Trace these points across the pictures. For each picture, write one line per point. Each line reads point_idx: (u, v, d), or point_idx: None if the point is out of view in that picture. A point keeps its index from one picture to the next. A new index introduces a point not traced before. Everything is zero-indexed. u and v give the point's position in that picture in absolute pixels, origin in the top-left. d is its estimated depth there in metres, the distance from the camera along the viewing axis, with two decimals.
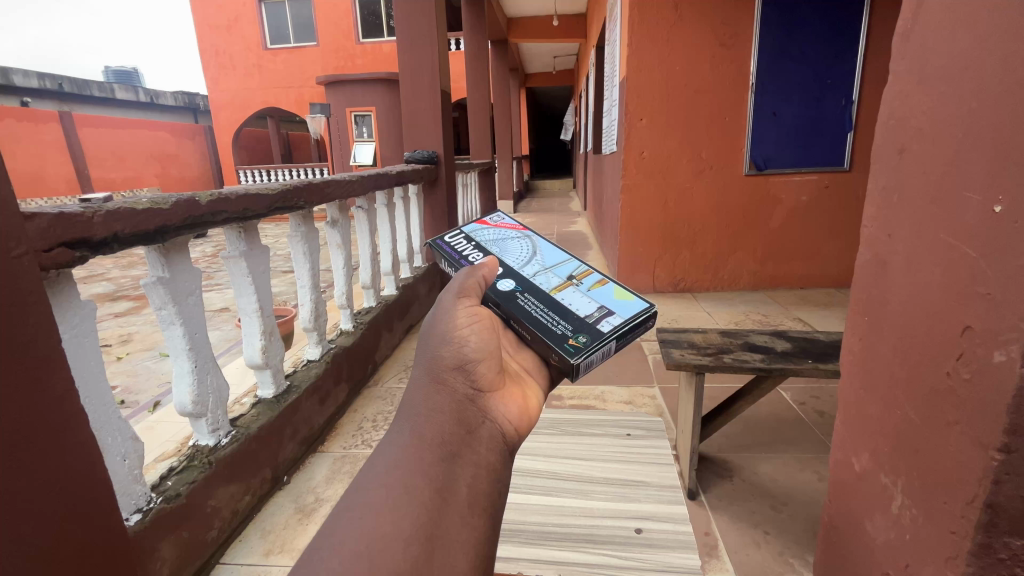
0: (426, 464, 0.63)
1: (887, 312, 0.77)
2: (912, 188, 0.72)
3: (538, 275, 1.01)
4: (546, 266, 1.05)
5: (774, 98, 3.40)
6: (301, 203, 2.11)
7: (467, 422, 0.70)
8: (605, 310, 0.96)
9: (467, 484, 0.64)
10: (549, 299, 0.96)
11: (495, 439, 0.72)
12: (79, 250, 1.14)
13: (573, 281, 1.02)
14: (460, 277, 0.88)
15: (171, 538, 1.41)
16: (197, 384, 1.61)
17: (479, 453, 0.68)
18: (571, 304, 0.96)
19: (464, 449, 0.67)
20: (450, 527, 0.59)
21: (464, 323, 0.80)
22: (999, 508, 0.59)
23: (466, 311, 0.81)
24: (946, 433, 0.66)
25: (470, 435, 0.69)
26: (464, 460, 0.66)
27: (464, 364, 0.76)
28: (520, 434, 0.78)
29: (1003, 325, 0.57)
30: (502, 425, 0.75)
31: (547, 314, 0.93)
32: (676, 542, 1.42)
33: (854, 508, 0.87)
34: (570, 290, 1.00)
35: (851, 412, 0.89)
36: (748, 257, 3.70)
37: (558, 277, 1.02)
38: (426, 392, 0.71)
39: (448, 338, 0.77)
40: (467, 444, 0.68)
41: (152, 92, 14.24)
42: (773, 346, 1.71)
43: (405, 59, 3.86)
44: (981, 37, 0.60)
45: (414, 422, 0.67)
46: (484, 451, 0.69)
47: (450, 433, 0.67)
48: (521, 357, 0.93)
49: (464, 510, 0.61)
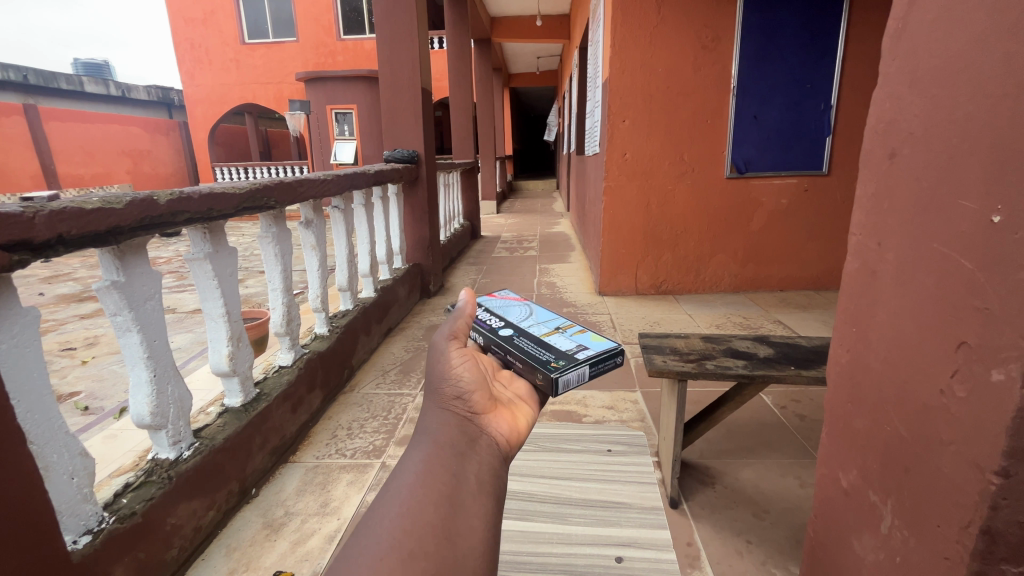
0: (439, 459, 0.63)
1: (876, 324, 0.74)
2: (903, 195, 0.69)
3: (529, 324, 1.02)
4: (537, 319, 1.06)
5: (755, 102, 3.42)
6: (272, 202, 2.01)
7: (467, 432, 0.69)
8: (582, 347, 0.95)
9: (476, 477, 0.63)
10: (534, 337, 0.97)
11: (498, 449, 0.70)
12: (18, 253, 1.05)
13: (558, 329, 1.02)
14: (447, 323, 0.85)
15: (125, 560, 1.32)
16: (157, 394, 1.52)
17: (481, 456, 0.67)
18: (555, 343, 0.96)
19: (468, 451, 0.66)
20: (467, 507, 0.59)
21: (456, 355, 0.79)
22: (995, 534, 0.56)
23: (459, 346, 0.79)
24: (938, 452, 0.62)
25: (472, 443, 0.68)
26: (469, 458, 0.65)
27: (462, 389, 0.75)
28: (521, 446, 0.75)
29: (1002, 341, 0.54)
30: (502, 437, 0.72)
31: (533, 348, 0.92)
32: (657, 570, 1.37)
33: (840, 526, 0.84)
34: (556, 337, 0.99)
35: (837, 427, 0.86)
36: (729, 259, 3.72)
37: (545, 326, 1.03)
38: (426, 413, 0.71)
39: (442, 365, 0.75)
40: (471, 448, 0.67)
41: (125, 86, 13.79)
42: (755, 351, 1.69)
43: (385, 56, 3.77)
44: (977, 35, 0.57)
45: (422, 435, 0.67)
46: (486, 454, 0.68)
47: (451, 443, 0.66)
48: (515, 387, 0.87)
49: (475, 491, 0.62)
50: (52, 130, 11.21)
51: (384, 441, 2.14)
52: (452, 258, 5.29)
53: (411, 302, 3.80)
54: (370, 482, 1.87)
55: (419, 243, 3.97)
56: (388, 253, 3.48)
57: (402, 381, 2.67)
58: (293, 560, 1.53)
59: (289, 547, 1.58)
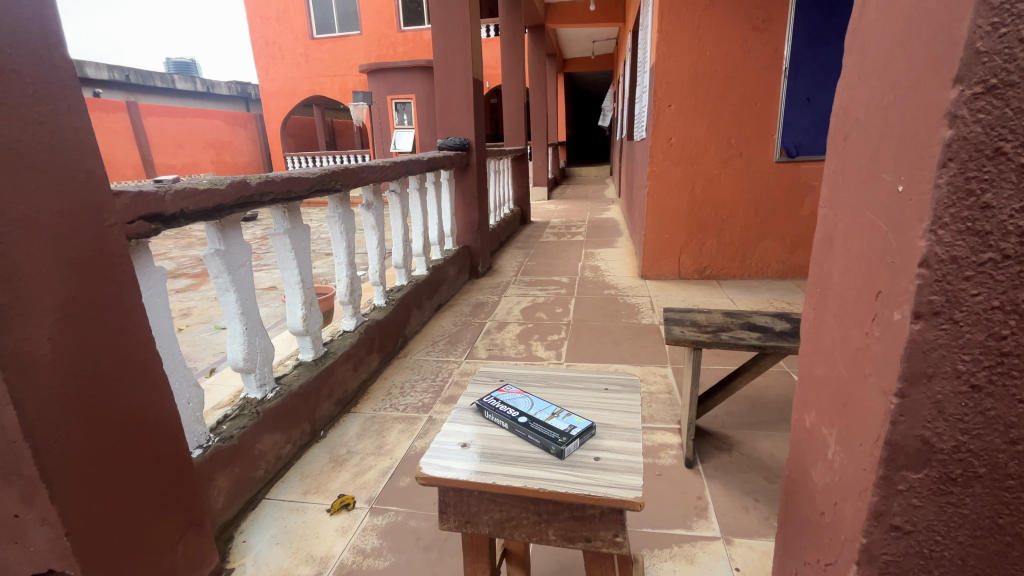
0: None
1: (831, 283, 0.86)
2: (850, 172, 0.81)
3: None
4: None
5: (808, 84, 3.36)
6: (339, 185, 2.30)
7: (479, 410, 1.00)
8: None
9: (490, 433, 0.94)
10: None
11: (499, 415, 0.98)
12: (154, 223, 1.36)
13: None
14: None
15: (226, 472, 1.65)
16: (247, 343, 1.84)
17: (492, 421, 0.97)
18: None
19: (484, 417, 0.99)
20: None
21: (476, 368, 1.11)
22: (896, 446, 0.69)
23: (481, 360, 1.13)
24: (864, 384, 0.75)
25: (483, 415, 0.99)
26: (484, 424, 0.97)
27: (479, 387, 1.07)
28: (518, 404, 0.99)
29: (901, 288, 0.66)
30: (508, 402, 1.00)
31: None
32: (670, 521, 1.55)
33: (804, 460, 0.98)
34: None
35: (806, 376, 0.98)
36: (777, 245, 3.68)
37: None
38: (465, 401, 1.05)
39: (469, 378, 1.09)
40: (485, 417, 0.99)
41: (209, 82, 15.08)
42: (772, 326, 1.79)
43: (439, 48, 4.02)
44: (898, 37, 0.68)
45: (463, 414, 1.00)
46: (494, 418, 0.97)
47: (472, 418, 0.99)
48: None
49: (486, 447, 0.90)
50: (149, 124, 12.48)
51: (431, 399, 2.41)
52: (501, 242, 5.52)
53: (460, 282, 4.07)
54: (418, 431, 2.15)
55: (469, 227, 4.22)
56: (439, 235, 3.76)
57: (449, 350, 2.94)
58: (354, 486, 1.83)
59: (351, 478, 1.89)
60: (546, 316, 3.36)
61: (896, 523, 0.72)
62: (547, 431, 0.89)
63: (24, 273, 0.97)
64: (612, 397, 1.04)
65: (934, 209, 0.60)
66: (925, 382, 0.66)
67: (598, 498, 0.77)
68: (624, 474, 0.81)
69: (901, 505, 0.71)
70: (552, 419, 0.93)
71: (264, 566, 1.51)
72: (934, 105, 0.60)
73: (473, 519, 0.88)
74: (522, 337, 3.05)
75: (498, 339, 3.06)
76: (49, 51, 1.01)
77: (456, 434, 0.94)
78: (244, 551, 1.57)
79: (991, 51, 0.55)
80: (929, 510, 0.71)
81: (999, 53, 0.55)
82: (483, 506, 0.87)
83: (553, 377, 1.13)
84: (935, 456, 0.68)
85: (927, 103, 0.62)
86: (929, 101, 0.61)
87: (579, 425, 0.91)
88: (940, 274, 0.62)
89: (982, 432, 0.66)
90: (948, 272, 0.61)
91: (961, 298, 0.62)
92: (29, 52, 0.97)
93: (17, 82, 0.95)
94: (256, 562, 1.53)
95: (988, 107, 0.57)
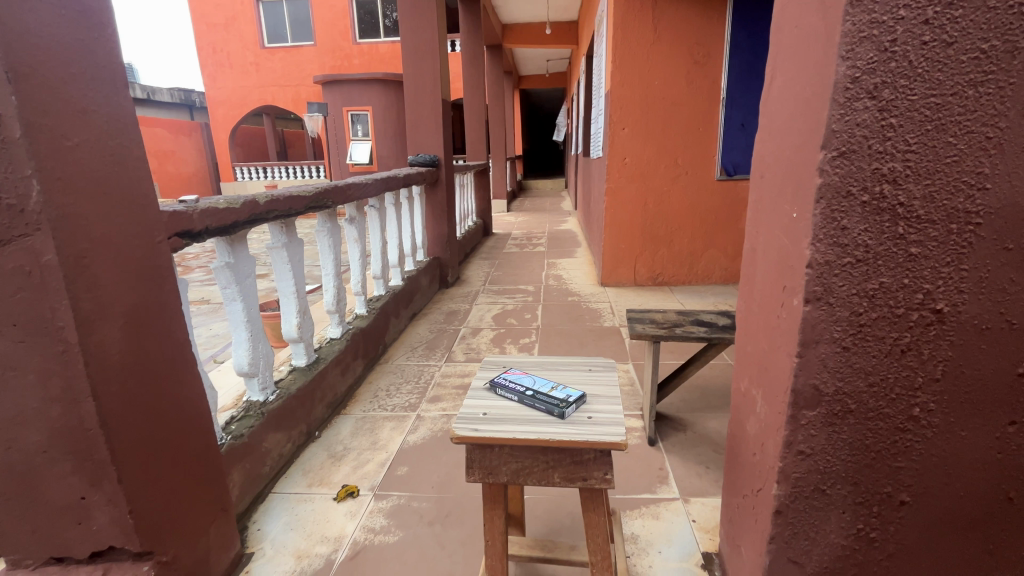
0: None
1: (755, 282, 1.18)
2: (765, 202, 1.12)
3: None
4: None
5: (742, 111, 3.85)
6: (330, 202, 2.48)
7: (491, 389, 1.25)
8: None
9: (503, 404, 1.19)
10: None
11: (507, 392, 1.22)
12: (185, 239, 1.51)
13: None
14: None
15: (239, 467, 1.79)
16: (252, 348, 1.98)
17: (503, 396, 1.22)
18: None
19: (496, 393, 1.23)
20: None
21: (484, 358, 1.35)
22: (798, 392, 0.99)
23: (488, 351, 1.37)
24: (777, 351, 1.05)
25: (494, 392, 1.24)
26: (497, 397, 1.21)
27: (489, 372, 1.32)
28: (521, 382, 1.24)
29: (797, 282, 0.96)
30: (513, 380, 1.25)
31: None
32: (639, 488, 1.83)
33: (740, 416, 1.28)
34: None
35: (739, 352, 1.29)
36: (719, 254, 4.13)
37: None
38: (479, 382, 1.28)
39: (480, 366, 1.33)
40: (496, 393, 1.23)
41: (150, 89, 14.44)
42: (716, 322, 2.14)
43: (409, 70, 4.24)
44: (791, 112, 1.00)
45: (478, 391, 1.24)
46: (504, 393, 1.22)
47: (486, 394, 1.23)
48: None
49: (502, 413, 1.14)
50: None
51: (417, 399, 2.60)
52: (467, 253, 5.75)
53: (431, 291, 4.27)
54: (408, 427, 2.34)
55: (439, 239, 4.43)
56: (412, 247, 3.95)
57: (428, 355, 3.14)
58: (355, 477, 2.01)
59: (351, 470, 2.05)
60: (516, 321, 3.63)
61: (801, 449, 1.03)
62: (550, 399, 1.15)
63: (103, 285, 1.12)
64: (595, 375, 1.31)
65: (813, 230, 0.91)
66: (814, 346, 0.96)
67: (595, 441, 1.03)
68: (612, 426, 1.07)
69: (803, 435, 1.02)
70: (553, 391, 1.18)
71: (281, 549, 1.67)
72: (812, 161, 0.91)
73: (494, 470, 1.11)
74: (496, 341, 3.29)
75: (474, 343, 3.28)
76: (117, 90, 1.16)
77: (476, 406, 1.18)
78: (260, 538, 1.71)
79: (841, 130, 0.86)
80: (822, 437, 1.01)
81: (846, 132, 0.86)
82: (503, 459, 1.10)
83: (546, 363, 1.39)
84: (823, 398, 0.99)
85: (809, 158, 0.93)
86: (810, 158, 0.92)
87: (574, 394, 1.16)
88: (819, 273, 0.93)
89: (851, 380, 0.98)
90: (824, 271, 0.92)
91: (833, 288, 0.93)
92: (104, 92, 1.12)
93: (97, 120, 1.10)
94: (274, 546, 1.68)
95: (842, 165, 0.88)
